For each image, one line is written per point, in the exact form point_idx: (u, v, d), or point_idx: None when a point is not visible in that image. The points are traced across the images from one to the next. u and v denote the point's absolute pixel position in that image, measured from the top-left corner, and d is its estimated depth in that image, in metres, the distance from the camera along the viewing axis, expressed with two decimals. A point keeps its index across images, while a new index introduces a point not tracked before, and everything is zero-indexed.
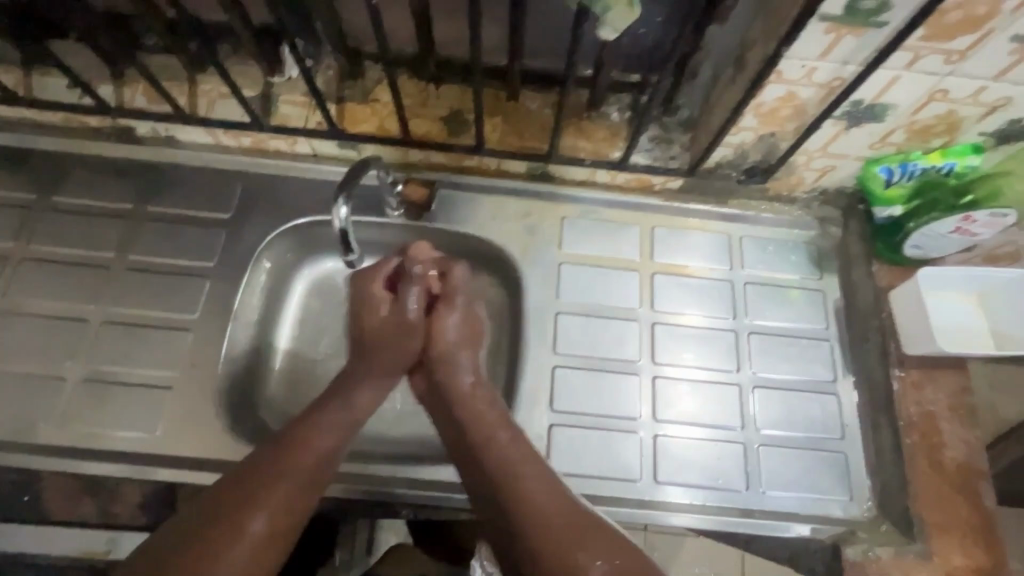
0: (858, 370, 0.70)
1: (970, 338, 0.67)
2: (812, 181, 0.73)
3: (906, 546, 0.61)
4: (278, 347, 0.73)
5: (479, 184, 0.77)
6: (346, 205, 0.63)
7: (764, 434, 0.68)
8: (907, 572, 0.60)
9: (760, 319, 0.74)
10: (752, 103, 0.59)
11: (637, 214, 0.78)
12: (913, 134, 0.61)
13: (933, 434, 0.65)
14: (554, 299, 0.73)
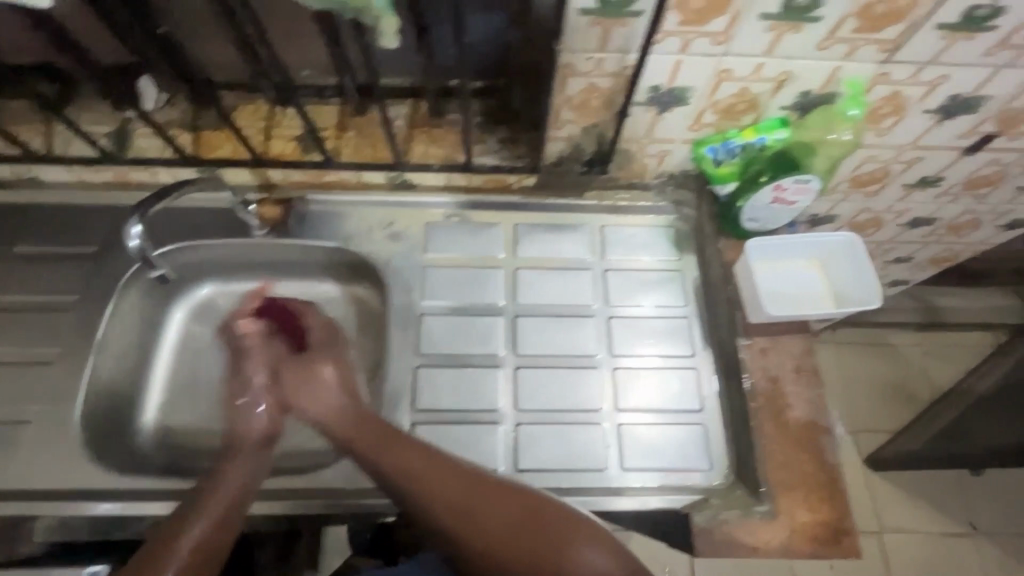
0: (715, 343, 0.73)
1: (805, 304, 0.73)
2: (656, 167, 0.76)
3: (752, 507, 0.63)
4: (156, 371, 0.78)
5: (345, 198, 0.80)
6: (140, 223, 0.64)
7: (625, 414, 0.70)
8: (755, 534, 0.62)
9: (621, 303, 0.76)
10: (559, 97, 0.63)
11: (501, 213, 0.81)
12: (722, 113, 0.65)
13: (777, 396, 0.68)
14: (419, 301, 0.75)
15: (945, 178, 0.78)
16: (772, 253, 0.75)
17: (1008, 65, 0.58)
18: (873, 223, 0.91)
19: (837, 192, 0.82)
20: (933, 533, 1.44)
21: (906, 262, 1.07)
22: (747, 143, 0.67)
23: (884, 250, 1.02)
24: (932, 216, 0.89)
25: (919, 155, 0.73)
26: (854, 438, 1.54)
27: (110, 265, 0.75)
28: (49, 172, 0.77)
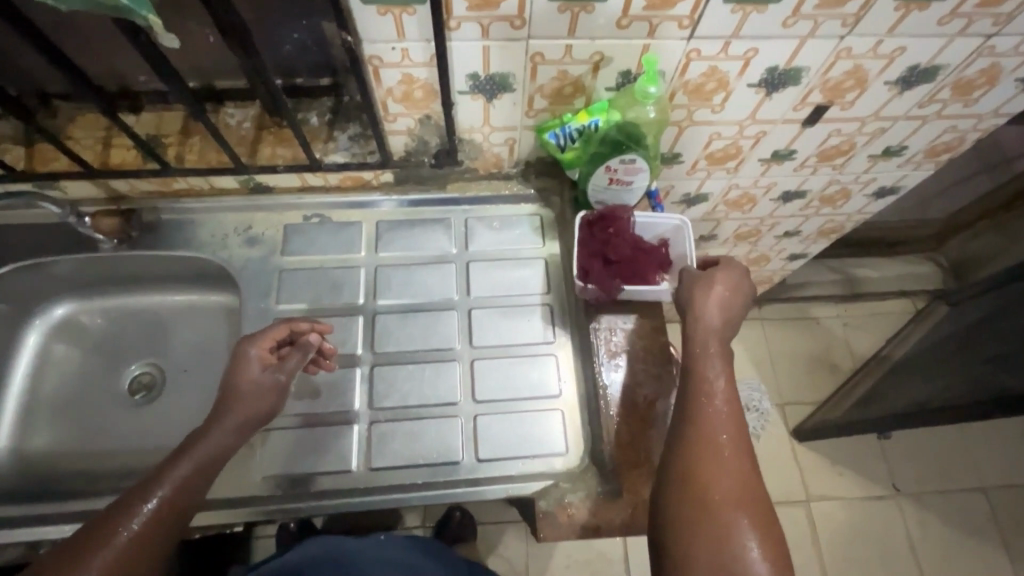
0: (572, 328, 0.74)
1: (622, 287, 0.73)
2: (510, 156, 0.76)
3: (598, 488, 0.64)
4: (11, 395, 0.77)
5: (197, 205, 0.77)
6: None
7: (482, 405, 0.70)
8: (598, 513, 0.63)
9: (484, 294, 0.76)
10: (379, 89, 0.62)
11: (363, 211, 0.79)
12: (552, 97, 0.65)
13: (627, 377, 0.68)
14: (275, 306, 0.74)
15: (797, 151, 0.79)
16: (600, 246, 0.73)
17: (811, 36, 0.58)
18: (747, 199, 0.93)
19: (698, 171, 0.82)
20: (858, 498, 1.48)
21: (796, 236, 1.09)
22: (582, 126, 0.66)
23: (769, 225, 1.03)
24: (801, 189, 0.91)
25: (763, 129, 0.74)
26: (781, 412, 1.57)
27: None
28: None
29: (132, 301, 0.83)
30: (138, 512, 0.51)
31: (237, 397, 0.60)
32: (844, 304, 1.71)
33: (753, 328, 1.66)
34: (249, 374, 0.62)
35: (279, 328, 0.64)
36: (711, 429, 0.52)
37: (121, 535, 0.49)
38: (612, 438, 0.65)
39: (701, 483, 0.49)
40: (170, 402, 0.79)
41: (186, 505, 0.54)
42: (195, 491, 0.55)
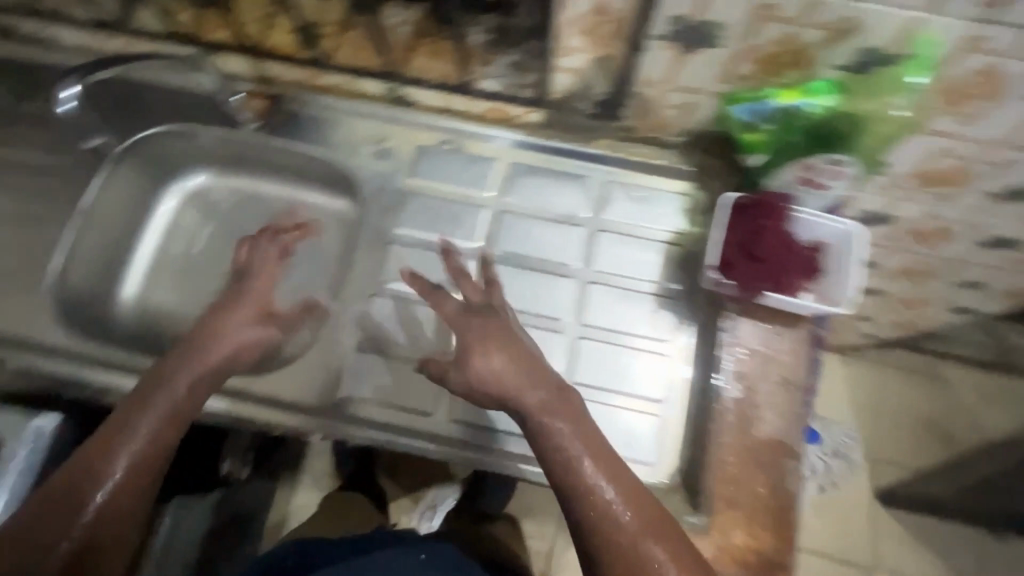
0: (696, 332, 0.66)
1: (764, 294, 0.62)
2: (678, 124, 0.66)
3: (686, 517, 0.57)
4: (140, 250, 0.80)
5: (339, 105, 0.74)
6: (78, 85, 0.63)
7: (577, 387, 0.65)
8: None
9: (606, 269, 0.69)
10: (564, 15, 0.53)
11: (500, 148, 0.73)
12: (761, 63, 0.54)
13: (750, 407, 0.59)
14: (392, 227, 0.71)
15: None
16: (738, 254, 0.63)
17: None
18: (938, 235, 0.76)
19: (895, 189, 0.68)
20: None
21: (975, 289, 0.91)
22: (787, 107, 0.55)
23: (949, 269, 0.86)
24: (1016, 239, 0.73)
25: (1012, 157, 0.58)
26: (871, 468, 1.40)
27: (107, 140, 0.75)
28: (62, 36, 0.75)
29: (256, 187, 0.83)
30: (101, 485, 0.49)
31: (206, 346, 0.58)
32: (984, 373, 1.47)
33: (865, 370, 1.47)
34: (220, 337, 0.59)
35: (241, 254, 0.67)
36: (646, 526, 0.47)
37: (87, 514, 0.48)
38: (716, 467, 0.57)
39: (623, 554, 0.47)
40: None
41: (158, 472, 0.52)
42: (167, 443, 0.52)
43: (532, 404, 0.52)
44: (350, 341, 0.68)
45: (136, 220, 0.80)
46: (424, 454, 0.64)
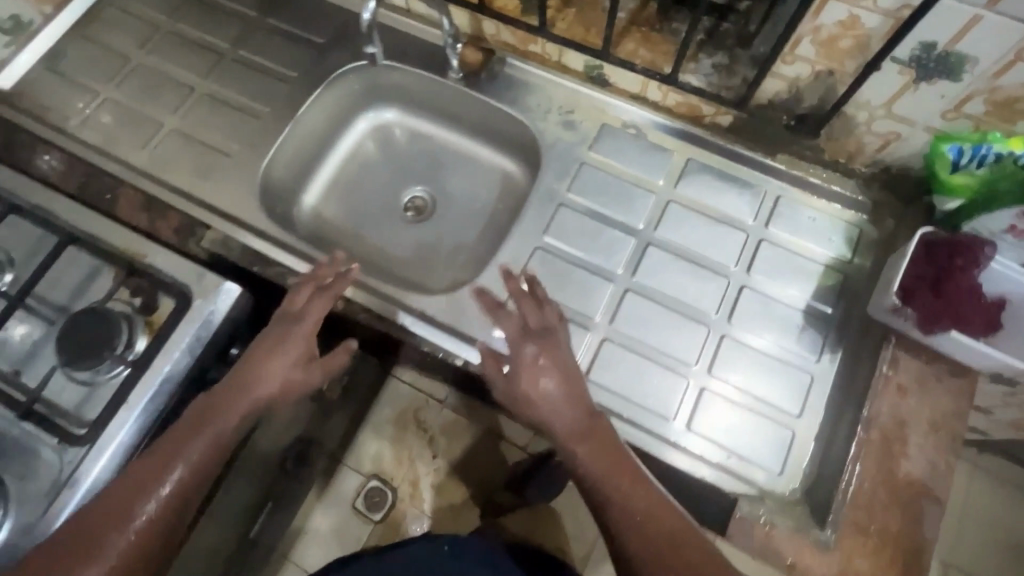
0: (845, 358, 0.66)
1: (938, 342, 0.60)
2: (873, 153, 0.66)
3: (810, 530, 0.56)
4: (326, 164, 0.89)
5: (538, 72, 0.80)
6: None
7: (712, 380, 0.66)
8: (798, 553, 0.55)
9: (764, 277, 0.70)
10: (809, 24, 0.56)
11: (680, 143, 0.76)
12: (997, 105, 0.54)
13: (897, 440, 0.58)
14: (564, 191, 0.75)
15: None
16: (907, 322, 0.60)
17: None
18: None
19: None
20: None
21: None
22: (1008, 153, 0.55)
23: None
24: None
25: None
26: (942, 570, 1.31)
27: (329, 61, 0.83)
28: None
29: (437, 132, 0.91)
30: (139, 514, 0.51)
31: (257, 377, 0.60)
32: None
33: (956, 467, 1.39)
34: (261, 378, 0.60)
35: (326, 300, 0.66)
36: (657, 547, 0.50)
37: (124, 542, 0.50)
38: (848, 489, 0.57)
39: None
40: (434, 231, 0.87)
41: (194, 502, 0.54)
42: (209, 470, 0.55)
43: (571, 429, 0.56)
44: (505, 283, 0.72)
45: (330, 137, 0.89)
46: None
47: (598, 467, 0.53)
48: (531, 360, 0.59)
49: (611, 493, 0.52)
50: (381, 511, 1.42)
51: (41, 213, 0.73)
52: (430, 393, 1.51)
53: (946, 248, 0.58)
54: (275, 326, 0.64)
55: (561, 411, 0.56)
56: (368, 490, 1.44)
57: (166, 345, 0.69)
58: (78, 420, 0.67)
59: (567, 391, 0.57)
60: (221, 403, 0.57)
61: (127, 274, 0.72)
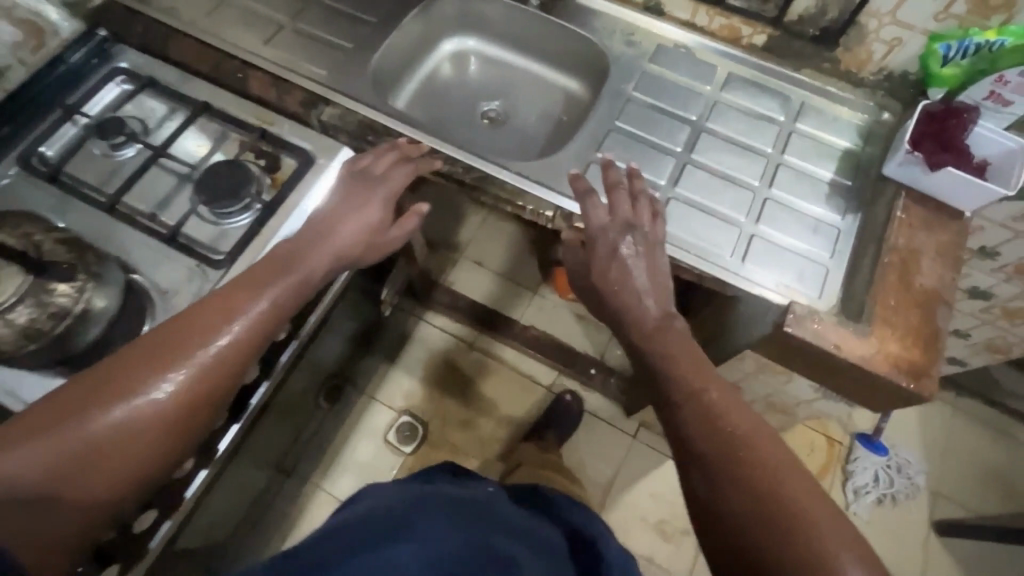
0: (865, 213, 0.80)
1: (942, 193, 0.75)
2: (879, 61, 0.84)
3: (850, 324, 0.69)
4: (415, 75, 1.03)
5: (603, 3, 0.96)
6: None
7: (760, 228, 0.80)
8: (841, 339, 0.68)
9: (795, 158, 0.86)
10: None
11: (723, 59, 0.93)
12: (975, 4, 0.72)
13: (912, 261, 0.72)
14: (629, 90, 0.90)
15: None
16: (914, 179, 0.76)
17: None
18: None
19: None
20: None
21: None
22: (985, 43, 0.72)
23: None
24: None
25: None
26: (931, 498, 1.44)
27: None
28: None
29: (506, 57, 1.06)
30: (222, 331, 0.61)
31: (322, 247, 0.71)
32: None
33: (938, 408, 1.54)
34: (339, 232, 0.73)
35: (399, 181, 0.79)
36: (731, 438, 0.56)
37: (208, 350, 0.59)
38: (877, 295, 0.70)
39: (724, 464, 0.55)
40: (508, 135, 1.02)
41: (270, 332, 0.65)
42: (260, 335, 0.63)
43: (654, 313, 0.67)
44: (584, 155, 0.85)
45: (420, 53, 1.03)
46: None
47: (669, 354, 0.64)
48: (625, 256, 0.70)
49: (692, 388, 0.61)
50: (412, 443, 1.48)
51: (179, 91, 0.85)
52: (461, 336, 1.60)
53: (942, 114, 0.74)
54: (362, 180, 0.78)
55: (648, 301, 0.68)
56: (399, 424, 1.50)
57: (293, 194, 0.79)
58: (214, 251, 0.76)
59: (654, 283, 0.69)
60: (274, 279, 0.66)
61: (256, 139, 0.82)
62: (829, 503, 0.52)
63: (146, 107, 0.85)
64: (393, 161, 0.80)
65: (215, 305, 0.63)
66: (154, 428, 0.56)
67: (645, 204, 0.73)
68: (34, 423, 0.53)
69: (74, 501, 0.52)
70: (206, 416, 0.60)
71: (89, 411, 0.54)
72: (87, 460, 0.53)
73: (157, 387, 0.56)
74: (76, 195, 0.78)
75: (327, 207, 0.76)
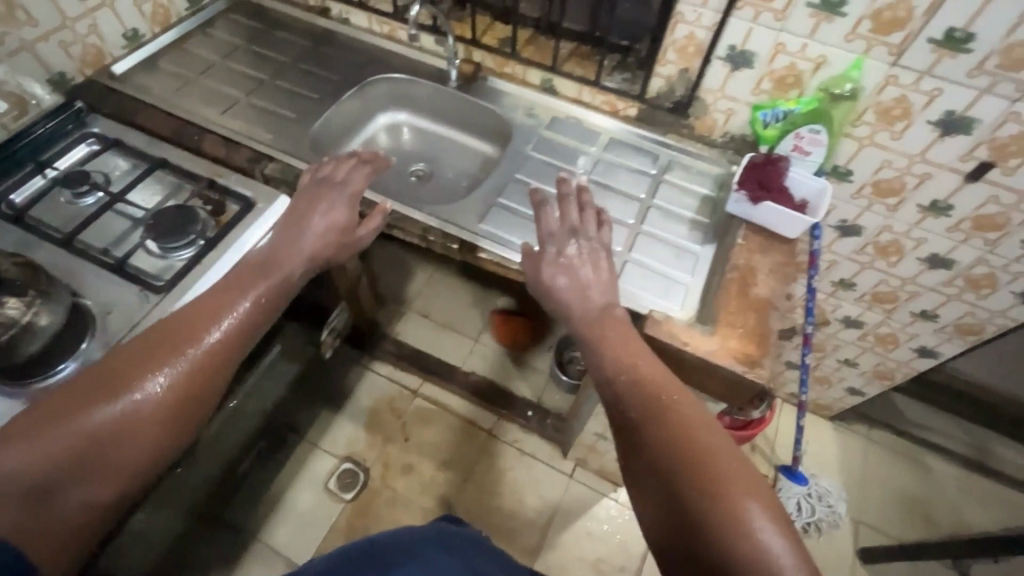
0: (718, 243, 0.97)
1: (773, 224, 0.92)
2: (722, 125, 1.05)
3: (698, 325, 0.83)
4: (353, 142, 1.22)
5: (509, 85, 1.18)
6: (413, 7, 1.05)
7: (632, 256, 0.95)
8: (690, 336, 0.82)
9: (663, 202, 1.04)
10: (669, 40, 0.97)
11: (605, 127, 1.14)
12: (776, 83, 0.94)
13: (749, 276, 0.88)
14: (528, 150, 1.10)
15: (954, 208, 0.97)
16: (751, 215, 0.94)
17: (988, 91, 0.80)
18: (895, 249, 1.09)
19: (861, 197, 1.03)
20: None
21: (932, 321, 1.19)
22: (789, 110, 0.92)
23: (908, 293, 1.16)
24: (948, 257, 1.05)
25: (929, 171, 0.93)
26: (854, 526, 1.51)
27: (362, 73, 1.20)
28: (356, 18, 1.25)
29: (433, 129, 1.26)
30: (206, 336, 0.71)
31: (292, 251, 0.82)
32: (965, 470, 1.61)
33: (853, 440, 1.65)
34: (308, 230, 0.84)
35: (357, 185, 0.91)
36: (648, 393, 0.69)
37: (196, 348, 0.69)
38: (721, 302, 0.85)
39: (654, 431, 0.65)
40: (431, 190, 1.22)
41: (250, 335, 0.75)
42: (235, 340, 0.73)
43: (591, 310, 0.81)
44: (488, 200, 1.02)
45: (358, 124, 1.23)
46: (506, 265, 0.95)
47: (612, 340, 0.77)
48: (572, 257, 0.87)
49: (617, 360, 0.74)
50: (353, 489, 1.50)
51: (141, 150, 1.00)
52: (406, 384, 1.68)
53: (764, 160, 0.93)
54: (322, 184, 0.90)
55: (593, 292, 0.83)
56: (341, 471, 1.52)
57: (233, 232, 0.93)
58: (157, 279, 0.87)
59: (598, 278, 0.85)
60: (242, 290, 0.77)
61: (206, 188, 0.97)
62: (719, 432, 0.64)
63: (109, 163, 0.99)
64: (354, 167, 0.93)
65: (192, 318, 0.72)
66: (150, 420, 0.63)
67: (589, 214, 0.92)
68: (26, 421, 0.58)
69: (77, 489, 0.58)
70: (195, 411, 0.68)
71: (86, 409, 0.61)
72: (86, 451, 0.59)
73: (151, 383, 0.65)
74: (35, 232, 0.88)
75: (291, 211, 0.88)
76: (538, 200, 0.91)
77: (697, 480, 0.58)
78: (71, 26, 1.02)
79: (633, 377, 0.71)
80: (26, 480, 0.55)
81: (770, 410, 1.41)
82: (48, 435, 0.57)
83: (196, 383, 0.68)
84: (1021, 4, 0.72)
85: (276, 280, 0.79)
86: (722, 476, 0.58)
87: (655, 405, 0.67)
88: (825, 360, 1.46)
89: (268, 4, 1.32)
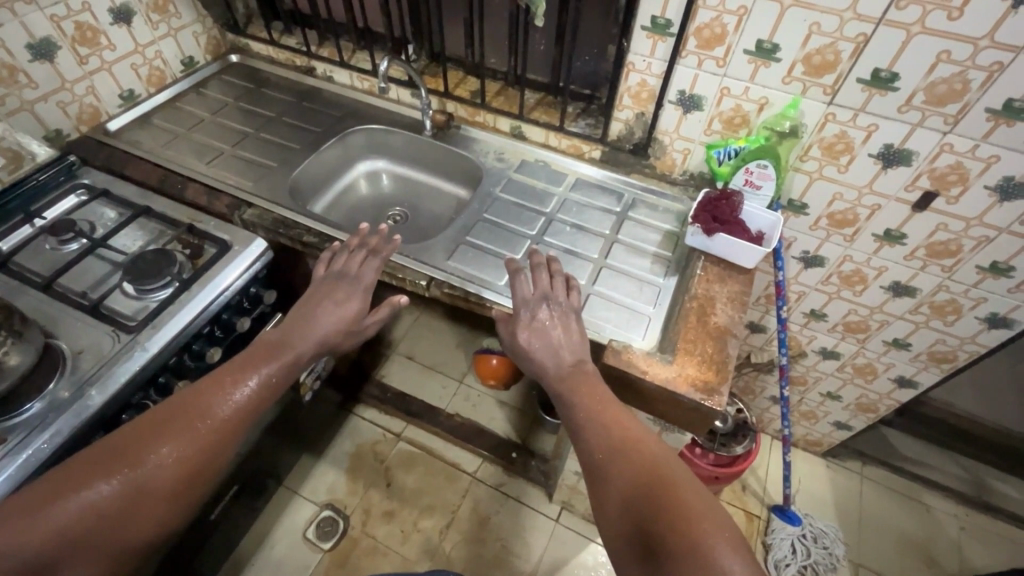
0: (680, 275, 1.00)
1: (737, 253, 0.95)
2: (681, 165, 1.11)
3: (657, 354, 0.86)
4: (332, 189, 1.30)
5: (480, 133, 1.25)
6: (387, 64, 1.12)
7: (596, 288, 0.98)
8: (649, 364, 0.85)
9: (628, 236, 1.07)
10: (624, 86, 1.04)
11: (571, 169, 1.19)
12: (725, 123, 1.00)
13: (707, 305, 0.92)
14: (498, 192, 1.15)
15: (908, 236, 1.00)
16: (712, 248, 0.97)
17: (920, 125, 0.85)
18: (858, 278, 1.11)
19: (819, 229, 1.06)
20: None
21: (905, 349, 1.19)
22: (740, 148, 0.97)
23: (877, 322, 1.17)
24: (910, 284, 1.07)
25: (878, 202, 0.97)
26: (854, 570, 1.44)
27: (344, 125, 1.28)
28: (338, 75, 1.34)
29: (413, 174, 1.34)
30: (217, 409, 0.73)
31: (309, 327, 0.86)
32: (964, 506, 1.56)
33: (846, 480, 1.61)
34: (319, 314, 0.87)
35: (373, 267, 0.94)
36: (635, 457, 0.66)
37: (205, 422, 0.72)
38: (679, 332, 0.89)
39: (636, 501, 0.62)
40: (406, 232, 1.28)
41: (255, 412, 0.77)
42: (247, 415, 0.76)
43: (558, 357, 0.82)
44: (458, 240, 1.06)
45: (337, 173, 1.30)
46: (476, 299, 0.97)
47: (589, 397, 0.75)
48: (544, 321, 0.86)
49: (598, 425, 0.72)
50: (332, 538, 1.46)
51: (126, 199, 1.05)
52: (389, 428, 1.68)
53: (719, 194, 0.97)
54: (341, 270, 0.93)
55: (564, 352, 0.82)
56: (320, 519, 1.48)
57: (208, 272, 0.96)
58: (130, 319, 0.89)
59: (569, 339, 0.84)
60: (257, 364, 0.79)
61: (185, 234, 1.01)
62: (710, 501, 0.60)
63: (94, 212, 1.04)
64: (366, 261, 0.95)
65: (207, 389, 0.75)
66: (153, 495, 0.67)
67: (559, 281, 0.90)
68: (34, 496, 0.62)
69: (75, 564, 0.63)
70: (192, 490, 0.71)
71: (96, 478, 0.64)
72: (79, 535, 0.63)
73: (153, 461, 0.67)
74: (17, 277, 0.92)
75: (309, 293, 0.91)
76: (513, 268, 0.90)
77: (679, 559, 0.54)
78: (69, 88, 1.10)
79: (618, 440, 0.69)
80: (23, 561, 0.60)
81: (754, 442, 1.42)
82: (46, 517, 0.61)
83: (203, 459, 0.71)
84: (935, 47, 0.77)
85: (283, 368, 0.81)
86: (705, 551, 0.54)
87: (638, 473, 0.64)
88: (808, 394, 1.45)
89: (257, 65, 1.41)
